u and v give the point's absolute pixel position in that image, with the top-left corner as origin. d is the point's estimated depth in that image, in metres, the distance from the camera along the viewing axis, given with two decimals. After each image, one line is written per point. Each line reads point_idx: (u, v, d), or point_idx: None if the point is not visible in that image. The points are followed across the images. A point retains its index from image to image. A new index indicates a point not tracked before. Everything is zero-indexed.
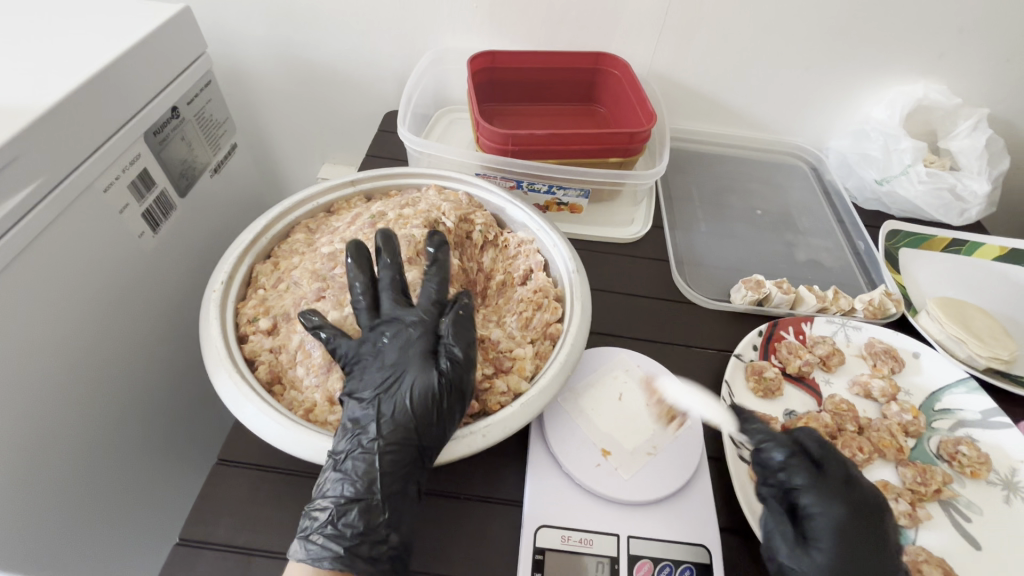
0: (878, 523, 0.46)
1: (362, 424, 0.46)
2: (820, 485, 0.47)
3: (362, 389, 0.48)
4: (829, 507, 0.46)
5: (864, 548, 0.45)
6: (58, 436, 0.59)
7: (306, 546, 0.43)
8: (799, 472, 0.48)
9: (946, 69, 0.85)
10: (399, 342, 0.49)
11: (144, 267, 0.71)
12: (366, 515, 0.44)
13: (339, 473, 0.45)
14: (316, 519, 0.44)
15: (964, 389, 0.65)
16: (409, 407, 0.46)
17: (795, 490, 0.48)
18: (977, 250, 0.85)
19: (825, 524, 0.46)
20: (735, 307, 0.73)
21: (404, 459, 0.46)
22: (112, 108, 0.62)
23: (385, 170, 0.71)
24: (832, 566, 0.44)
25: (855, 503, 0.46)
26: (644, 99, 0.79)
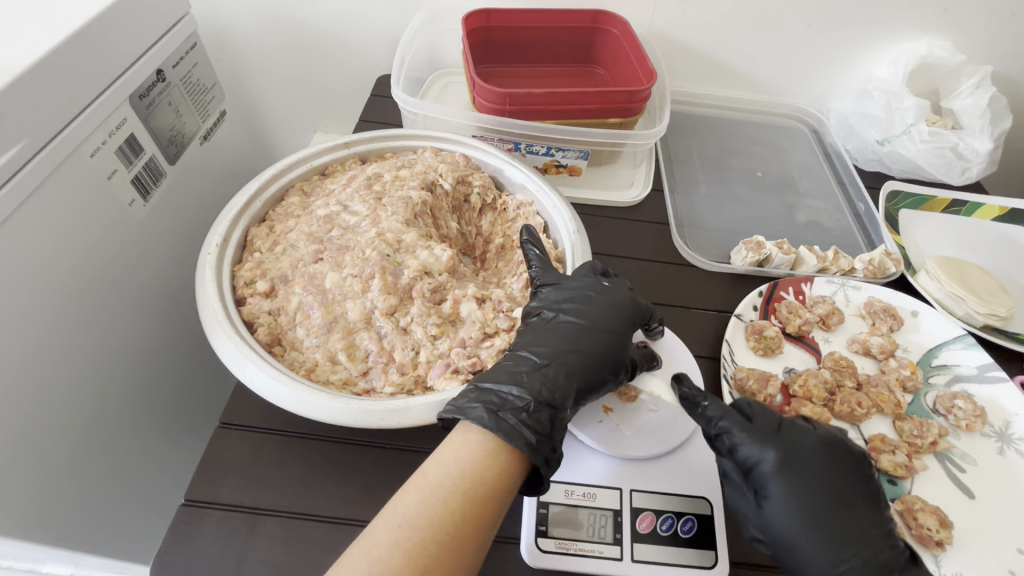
0: (814, 456, 0.49)
1: (573, 337, 0.52)
2: (755, 434, 0.49)
3: (569, 314, 0.53)
4: (763, 451, 0.49)
5: (806, 486, 0.48)
6: (57, 402, 0.59)
7: (493, 417, 0.44)
8: (728, 426, 0.50)
9: (951, 24, 0.83)
10: (617, 301, 0.54)
11: (135, 235, 0.70)
12: (552, 419, 0.46)
13: (537, 372, 0.48)
14: (500, 400, 0.46)
15: (962, 345, 0.66)
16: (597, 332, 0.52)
17: (734, 448, 0.50)
18: (976, 210, 0.85)
19: (769, 473, 0.48)
20: (736, 268, 0.73)
21: (594, 377, 0.51)
22: (96, 69, 0.60)
23: (380, 132, 0.69)
24: (786, 510, 0.47)
25: (784, 446, 0.49)
26: (644, 56, 0.76)
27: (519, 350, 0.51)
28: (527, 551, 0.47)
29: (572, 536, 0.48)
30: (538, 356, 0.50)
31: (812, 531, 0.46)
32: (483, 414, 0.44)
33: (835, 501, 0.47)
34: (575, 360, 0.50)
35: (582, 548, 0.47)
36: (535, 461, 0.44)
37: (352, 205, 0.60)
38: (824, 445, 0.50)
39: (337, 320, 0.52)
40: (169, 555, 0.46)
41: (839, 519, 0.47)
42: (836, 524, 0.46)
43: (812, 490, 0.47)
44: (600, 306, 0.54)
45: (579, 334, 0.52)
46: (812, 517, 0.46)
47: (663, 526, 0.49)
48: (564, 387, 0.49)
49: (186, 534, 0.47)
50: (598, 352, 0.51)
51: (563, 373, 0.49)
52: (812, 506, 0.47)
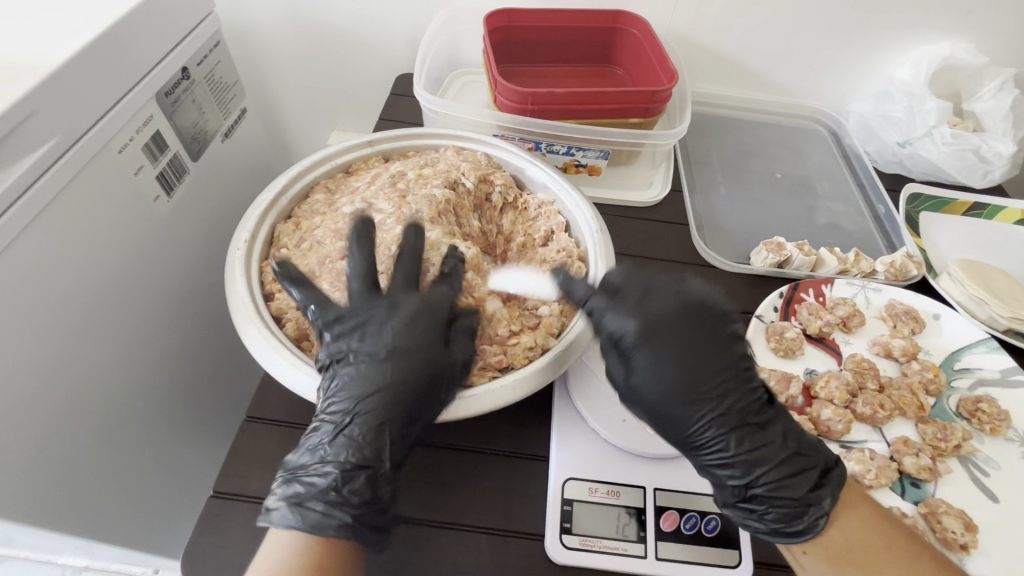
0: (671, 310, 0.48)
1: (371, 375, 0.46)
2: (613, 302, 0.49)
3: (353, 343, 0.47)
4: (624, 316, 0.48)
5: (669, 342, 0.47)
6: (85, 394, 0.60)
7: (296, 514, 0.42)
8: (592, 296, 0.50)
9: (974, 27, 0.83)
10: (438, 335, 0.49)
11: (159, 230, 0.71)
12: (370, 482, 0.44)
13: (331, 441, 0.44)
14: (310, 485, 0.43)
15: (984, 348, 0.65)
16: (393, 352, 0.46)
17: (599, 319, 0.49)
18: (999, 214, 0.84)
19: (629, 339, 0.47)
20: (755, 269, 0.73)
21: (413, 399, 0.46)
22: (124, 66, 0.61)
23: (404, 131, 0.70)
24: (651, 370, 0.46)
25: (636, 310, 0.48)
26: (665, 57, 0.77)
27: (319, 410, 0.46)
28: (551, 547, 0.47)
29: (596, 533, 0.48)
30: (337, 414, 0.45)
31: (693, 385, 0.46)
32: (286, 513, 0.42)
33: (711, 357, 0.47)
34: (383, 405, 0.45)
35: (606, 545, 0.48)
36: (364, 540, 0.43)
37: (377, 202, 0.61)
38: (715, 310, 0.49)
39: None
40: (199, 546, 0.47)
41: (719, 367, 0.47)
42: (713, 370, 0.47)
43: (690, 354, 0.47)
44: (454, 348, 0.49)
45: (353, 387, 0.46)
46: (686, 378, 0.46)
47: (687, 525, 0.49)
48: (377, 445, 0.44)
49: (214, 526, 0.48)
50: (416, 374, 0.46)
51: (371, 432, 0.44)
52: (687, 367, 0.47)
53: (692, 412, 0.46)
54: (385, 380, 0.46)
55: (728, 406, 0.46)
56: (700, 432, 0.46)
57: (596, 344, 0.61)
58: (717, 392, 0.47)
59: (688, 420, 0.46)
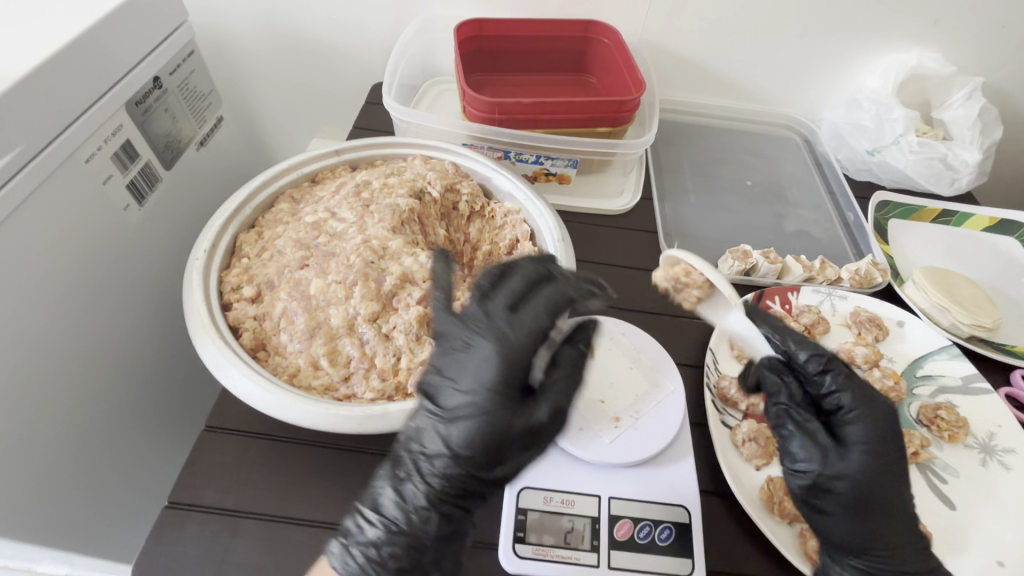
0: (891, 422, 0.50)
1: (473, 444, 0.43)
2: (859, 386, 0.52)
3: (437, 401, 0.45)
4: (863, 409, 0.50)
5: (890, 454, 0.49)
6: (47, 404, 0.59)
7: (344, 555, 0.44)
8: (840, 376, 0.52)
9: (941, 36, 0.84)
10: (484, 361, 0.44)
11: (129, 239, 0.71)
12: (410, 551, 0.44)
13: (400, 494, 0.44)
14: (362, 530, 0.44)
15: (947, 356, 0.66)
16: (472, 437, 0.43)
17: (838, 403, 0.52)
18: (966, 221, 0.85)
19: (856, 434, 0.50)
20: (722, 277, 0.73)
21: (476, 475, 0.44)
22: (93, 76, 0.61)
23: (372, 140, 0.70)
24: (868, 466, 0.48)
25: (887, 413, 0.50)
26: (633, 67, 0.78)
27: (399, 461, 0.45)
28: (504, 556, 0.47)
29: (549, 542, 0.48)
30: (427, 472, 0.44)
31: (878, 493, 0.47)
32: (335, 550, 0.44)
33: (901, 471, 0.49)
34: (455, 475, 0.44)
35: (559, 554, 0.48)
36: None
37: (340, 211, 0.61)
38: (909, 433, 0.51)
39: (320, 326, 0.53)
40: (151, 555, 0.47)
41: (902, 493, 0.48)
42: (899, 491, 0.48)
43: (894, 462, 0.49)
44: (469, 377, 0.44)
45: (453, 431, 0.44)
46: (884, 482, 0.48)
47: (640, 533, 0.49)
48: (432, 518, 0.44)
49: (167, 537, 0.48)
50: (479, 452, 0.43)
51: (429, 496, 0.44)
52: (891, 483, 0.48)
53: (881, 523, 0.47)
54: (479, 452, 0.43)
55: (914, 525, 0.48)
56: (881, 530, 0.47)
57: None
58: (901, 510, 0.48)
59: (875, 516, 0.47)
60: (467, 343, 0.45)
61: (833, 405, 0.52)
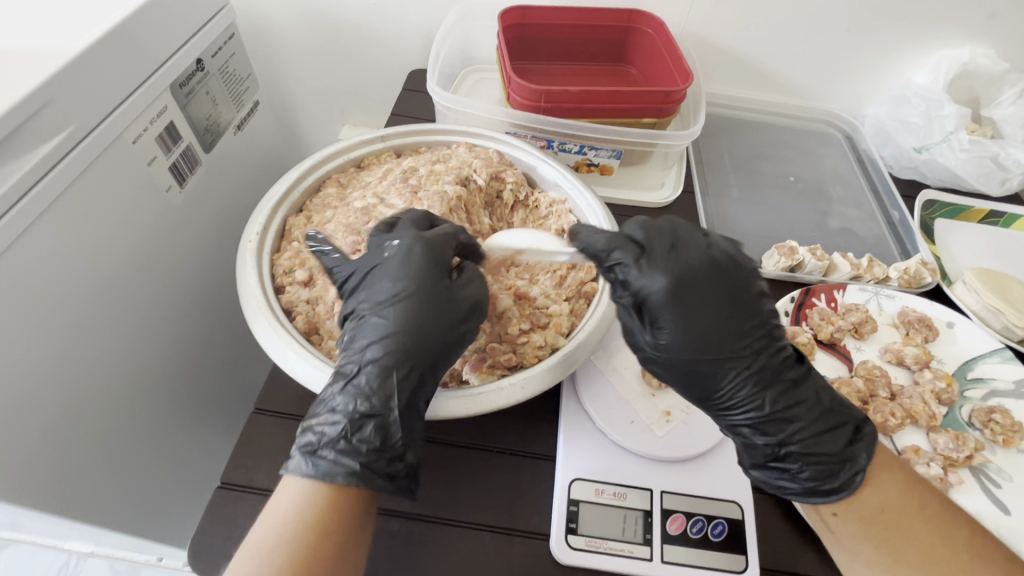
0: (700, 269, 0.46)
1: (409, 327, 0.45)
2: (645, 261, 0.46)
3: (371, 296, 0.47)
4: (654, 280, 0.45)
5: (699, 309, 0.45)
6: (95, 382, 0.60)
7: (312, 461, 0.42)
8: (626, 257, 0.46)
9: (994, 32, 0.81)
10: (409, 259, 0.48)
11: (170, 220, 0.71)
12: (382, 430, 0.43)
13: (347, 389, 0.44)
14: (322, 434, 0.43)
15: (999, 359, 0.64)
16: (407, 324, 0.45)
17: (626, 281, 0.47)
18: (1015, 222, 0.83)
19: (658, 302, 0.45)
20: (767, 273, 0.72)
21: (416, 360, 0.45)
22: (139, 56, 0.61)
23: (416, 127, 0.69)
24: (677, 339, 0.45)
25: (700, 263, 0.46)
26: (680, 57, 0.76)
27: (340, 365, 0.45)
28: (557, 547, 0.47)
29: (602, 535, 0.48)
30: (364, 363, 0.44)
31: (704, 354, 0.46)
32: (300, 462, 0.42)
33: (741, 318, 0.46)
34: (400, 360, 0.45)
35: (612, 547, 0.48)
36: (378, 485, 0.42)
37: (389, 197, 0.60)
38: (733, 273, 0.47)
39: None
40: (206, 535, 0.47)
41: (734, 333, 0.46)
42: (732, 340, 0.46)
43: (715, 314, 0.46)
44: (394, 273, 0.48)
45: (388, 313, 0.46)
46: (710, 345, 0.45)
47: (693, 528, 0.49)
48: (387, 395, 0.44)
49: (221, 517, 0.48)
50: (426, 329, 0.46)
51: (381, 367, 0.44)
52: (718, 338, 0.46)
53: (719, 381, 0.47)
54: (410, 341, 0.45)
55: (763, 363, 0.47)
56: (730, 395, 0.47)
57: (604, 344, 0.60)
58: (752, 357, 0.46)
59: (716, 381, 0.47)
60: (389, 251, 0.49)
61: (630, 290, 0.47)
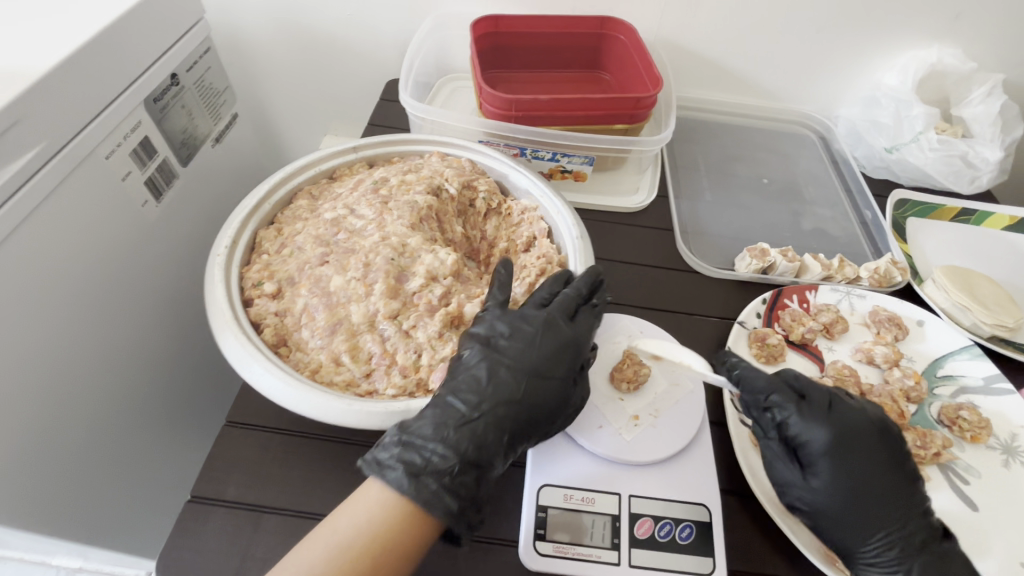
0: (859, 429, 0.50)
1: (538, 398, 0.48)
2: (805, 411, 0.50)
3: (505, 353, 0.50)
4: (814, 430, 0.50)
5: (856, 467, 0.48)
6: (66, 400, 0.60)
7: (412, 484, 0.42)
8: (784, 403, 0.51)
9: (961, 33, 0.83)
10: (563, 348, 0.51)
11: (146, 235, 0.71)
12: (478, 480, 0.45)
13: (460, 426, 0.45)
14: (419, 460, 0.44)
15: (967, 356, 0.65)
16: (539, 395, 0.48)
17: (783, 422, 0.51)
18: (986, 220, 0.84)
19: (815, 449, 0.49)
20: (739, 275, 0.73)
21: (529, 430, 0.48)
22: (111, 73, 0.62)
23: (389, 137, 0.70)
24: (833, 485, 0.48)
25: (835, 427, 0.50)
26: (650, 63, 0.77)
27: (445, 397, 0.47)
28: (524, 553, 0.48)
29: (569, 540, 0.48)
30: (480, 406, 0.46)
31: (853, 508, 0.48)
32: (399, 476, 0.43)
33: (881, 483, 0.48)
34: (517, 422, 0.47)
35: (579, 552, 0.48)
36: (456, 526, 0.43)
37: (359, 208, 0.61)
38: (887, 439, 0.50)
39: (341, 322, 0.53)
40: (175, 550, 0.47)
41: (893, 497, 0.48)
42: (882, 500, 0.48)
43: (862, 474, 0.48)
44: (547, 348, 0.51)
45: (531, 386, 0.49)
46: (858, 493, 0.48)
47: (661, 531, 0.49)
48: (493, 449, 0.46)
49: (190, 531, 0.48)
50: (550, 404, 0.49)
51: (494, 425, 0.46)
52: (864, 498, 0.48)
53: (857, 539, 0.48)
54: (532, 412, 0.48)
55: (908, 528, 0.48)
56: (870, 551, 0.48)
57: None
58: (891, 521, 0.48)
59: (857, 538, 0.48)
60: (541, 319, 0.52)
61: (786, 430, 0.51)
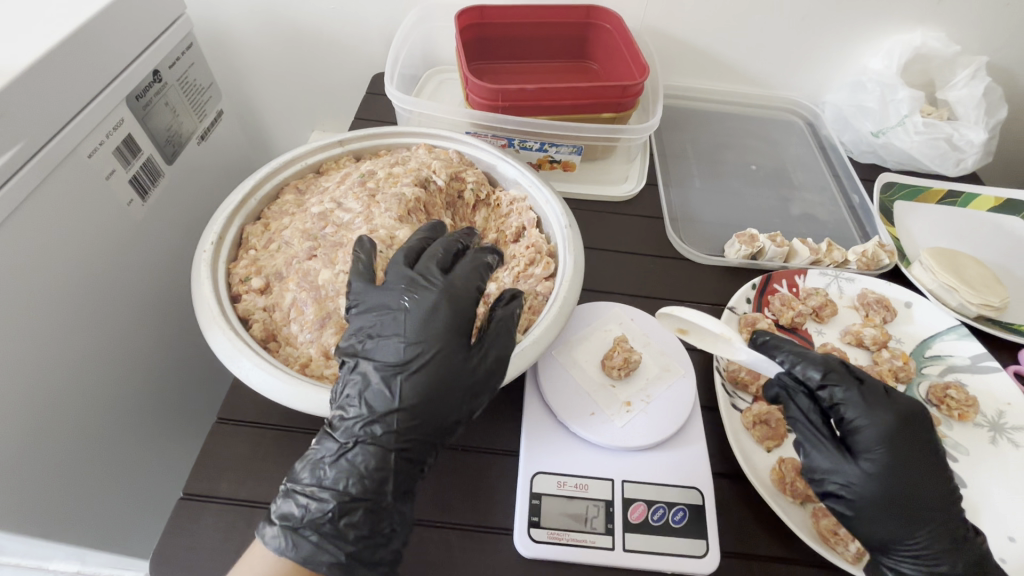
0: (918, 419, 0.48)
1: (416, 400, 0.44)
2: (864, 397, 0.48)
3: (377, 357, 0.46)
4: (874, 417, 0.47)
5: (911, 457, 0.46)
6: (53, 402, 0.59)
7: (292, 540, 0.42)
8: (841, 387, 0.49)
9: (945, 16, 0.83)
10: (431, 316, 0.46)
11: (132, 234, 0.71)
12: (370, 516, 0.43)
13: (339, 463, 0.43)
14: (305, 506, 0.42)
15: (954, 336, 0.66)
16: (412, 401, 0.44)
17: (839, 406, 0.49)
18: (972, 201, 0.85)
19: (872, 435, 0.47)
20: (728, 262, 0.73)
21: (424, 433, 0.45)
22: (91, 70, 0.61)
23: (376, 130, 0.70)
24: (885, 474, 0.46)
25: (896, 415, 0.47)
26: (637, 51, 0.77)
27: (328, 427, 0.45)
28: (519, 541, 0.48)
29: (563, 527, 0.49)
30: (353, 431, 0.44)
31: (905, 499, 0.45)
32: (279, 535, 0.42)
33: (932, 474, 0.46)
34: (407, 429, 0.44)
35: (574, 538, 0.48)
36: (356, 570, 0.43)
37: (346, 202, 0.61)
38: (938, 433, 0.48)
39: (330, 316, 0.53)
40: (168, 547, 0.47)
41: (941, 491, 0.46)
42: (933, 493, 0.46)
43: (916, 465, 0.46)
44: (409, 331, 0.46)
45: (397, 383, 0.44)
46: (912, 484, 0.46)
47: (654, 515, 0.50)
48: (380, 475, 0.43)
49: (183, 527, 0.48)
50: (430, 402, 0.45)
51: (377, 449, 0.43)
52: (918, 489, 0.46)
53: (903, 531, 0.45)
54: (423, 413, 0.44)
55: (955, 524, 0.46)
56: (916, 545, 0.45)
57: (566, 338, 0.60)
58: (940, 514, 0.46)
59: (905, 530, 0.45)
60: (405, 302, 0.47)
61: (839, 416, 0.49)
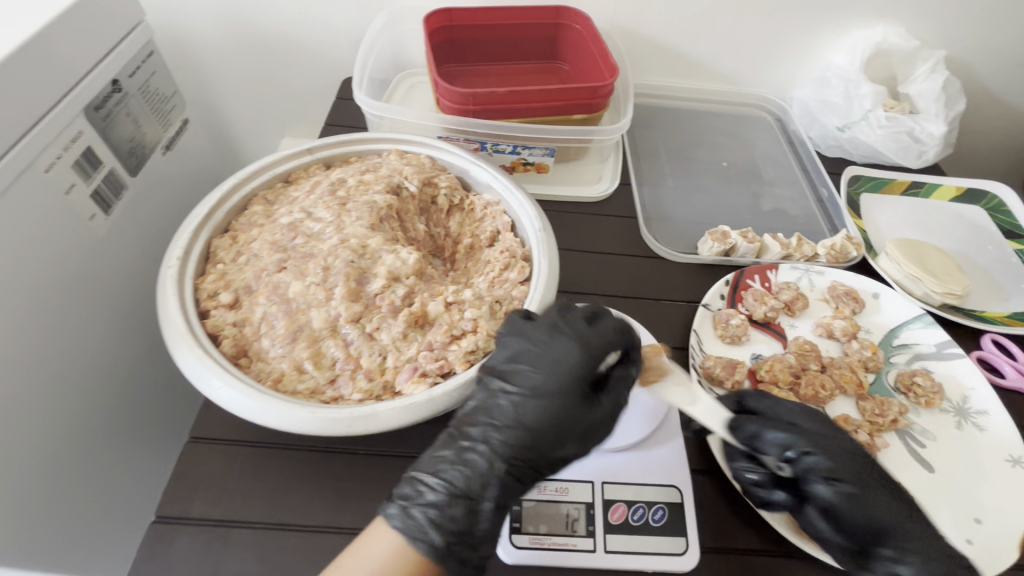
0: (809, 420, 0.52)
1: (547, 420, 0.46)
2: (763, 417, 0.51)
3: (515, 381, 0.47)
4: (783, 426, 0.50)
5: (831, 449, 0.49)
6: (15, 428, 0.57)
7: (405, 517, 0.41)
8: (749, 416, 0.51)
9: (904, 12, 0.85)
10: (565, 358, 0.48)
11: (96, 251, 0.68)
12: (469, 515, 0.42)
13: (461, 460, 0.44)
14: (422, 492, 0.43)
15: (920, 324, 0.68)
16: (543, 423, 0.46)
17: (756, 434, 0.50)
18: (935, 191, 0.87)
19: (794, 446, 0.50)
20: (702, 259, 0.74)
21: (534, 453, 0.45)
22: (46, 82, 0.59)
23: (345, 137, 0.69)
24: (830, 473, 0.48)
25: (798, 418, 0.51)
26: (606, 52, 0.77)
27: (458, 431, 0.46)
28: (500, 548, 0.48)
29: (544, 531, 0.49)
30: (489, 446, 0.45)
31: (852, 489, 0.47)
32: (393, 511, 0.42)
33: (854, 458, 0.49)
34: (514, 443, 0.45)
35: (556, 542, 0.48)
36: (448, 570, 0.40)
37: (316, 211, 0.60)
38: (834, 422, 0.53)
39: (302, 329, 0.52)
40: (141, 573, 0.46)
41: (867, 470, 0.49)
42: (865, 473, 0.49)
43: (839, 454, 0.49)
44: (541, 363, 0.48)
45: (524, 408, 0.46)
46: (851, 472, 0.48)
47: (634, 515, 0.50)
48: (486, 479, 0.44)
49: (156, 552, 0.47)
50: (553, 428, 0.46)
51: (494, 457, 0.44)
52: (852, 474, 0.48)
53: (878, 519, 0.46)
54: (539, 430, 0.45)
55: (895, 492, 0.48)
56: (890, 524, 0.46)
57: None
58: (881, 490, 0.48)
59: (875, 517, 0.46)
60: (547, 337, 0.49)
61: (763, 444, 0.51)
